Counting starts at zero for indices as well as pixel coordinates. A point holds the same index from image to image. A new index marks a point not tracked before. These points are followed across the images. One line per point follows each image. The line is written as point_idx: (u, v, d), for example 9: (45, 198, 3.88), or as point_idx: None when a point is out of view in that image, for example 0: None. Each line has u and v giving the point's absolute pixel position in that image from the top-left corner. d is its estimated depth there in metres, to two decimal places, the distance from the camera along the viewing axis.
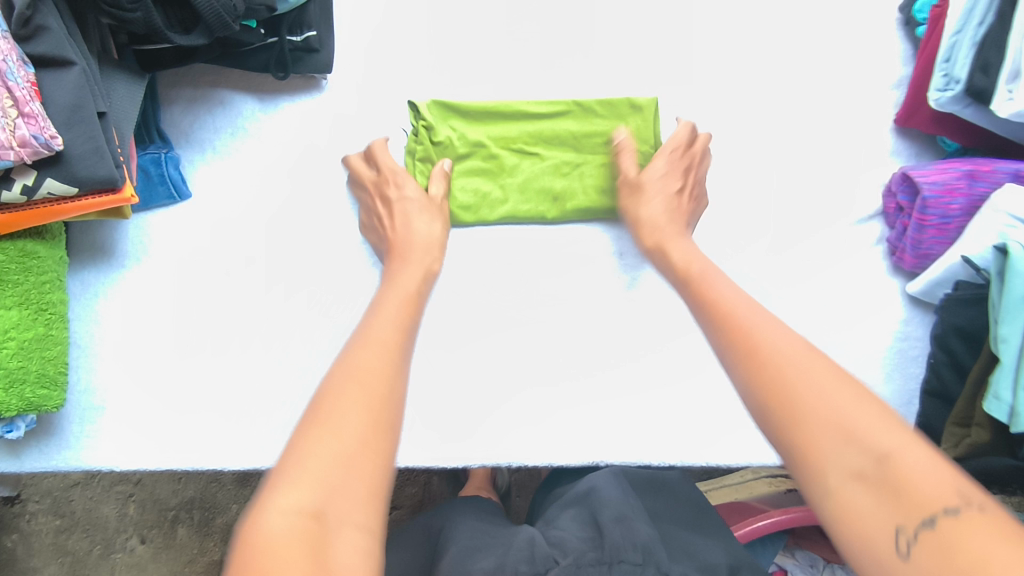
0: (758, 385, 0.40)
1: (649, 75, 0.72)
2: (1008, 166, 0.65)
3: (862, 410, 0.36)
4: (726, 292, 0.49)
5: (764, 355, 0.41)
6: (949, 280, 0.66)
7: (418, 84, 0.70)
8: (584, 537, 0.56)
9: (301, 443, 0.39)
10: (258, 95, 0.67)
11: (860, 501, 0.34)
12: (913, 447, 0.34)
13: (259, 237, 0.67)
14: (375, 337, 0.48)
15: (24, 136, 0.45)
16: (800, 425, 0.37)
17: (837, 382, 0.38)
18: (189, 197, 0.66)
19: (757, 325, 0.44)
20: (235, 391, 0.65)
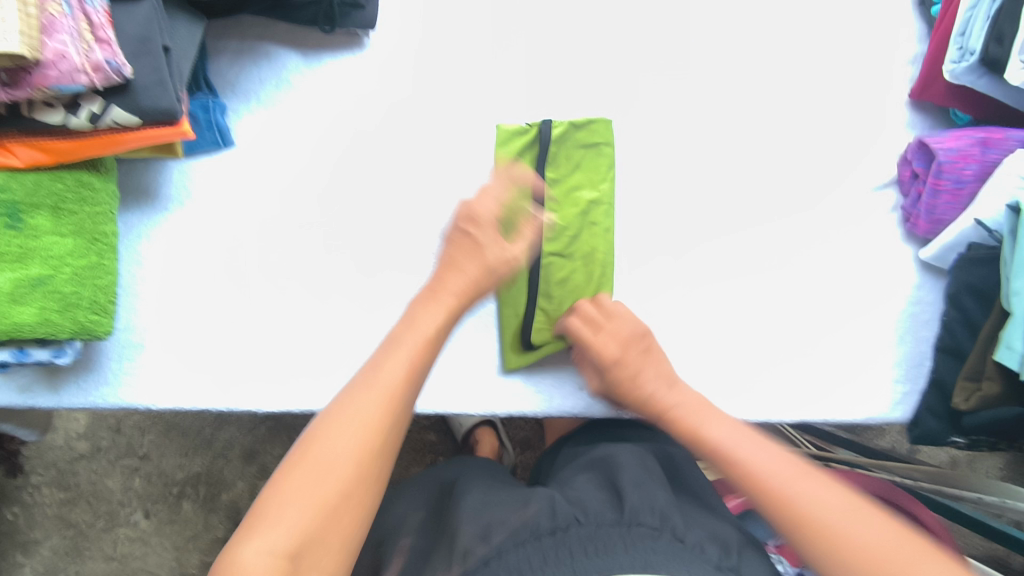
0: (778, 504, 0.46)
1: (674, 48, 0.75)
2: (1019, 134, 0.68)
3: (856, 521, 0.44)
4: (685, 394, 0.56)
5: (769, 483, 0.46)
6: (962, 243, 0.69)
7: (455, 45, 0.72)
8: (602, 500, 0.62)
9: (291, 472, 0.43)
10: (301, 50, 0.69)
11: None
12: (898, 535, 0.43)
13: (299, 186, 0.68)
14: (377, 383, 0.47)
15: (97, 61, 0.48)
16: (830, 542, 0.43)
17: (859, 509, 0.44)
18: (232, 146, 0.68)
19: (743, 448, 0.49)
20: (270, 336, 0.66)
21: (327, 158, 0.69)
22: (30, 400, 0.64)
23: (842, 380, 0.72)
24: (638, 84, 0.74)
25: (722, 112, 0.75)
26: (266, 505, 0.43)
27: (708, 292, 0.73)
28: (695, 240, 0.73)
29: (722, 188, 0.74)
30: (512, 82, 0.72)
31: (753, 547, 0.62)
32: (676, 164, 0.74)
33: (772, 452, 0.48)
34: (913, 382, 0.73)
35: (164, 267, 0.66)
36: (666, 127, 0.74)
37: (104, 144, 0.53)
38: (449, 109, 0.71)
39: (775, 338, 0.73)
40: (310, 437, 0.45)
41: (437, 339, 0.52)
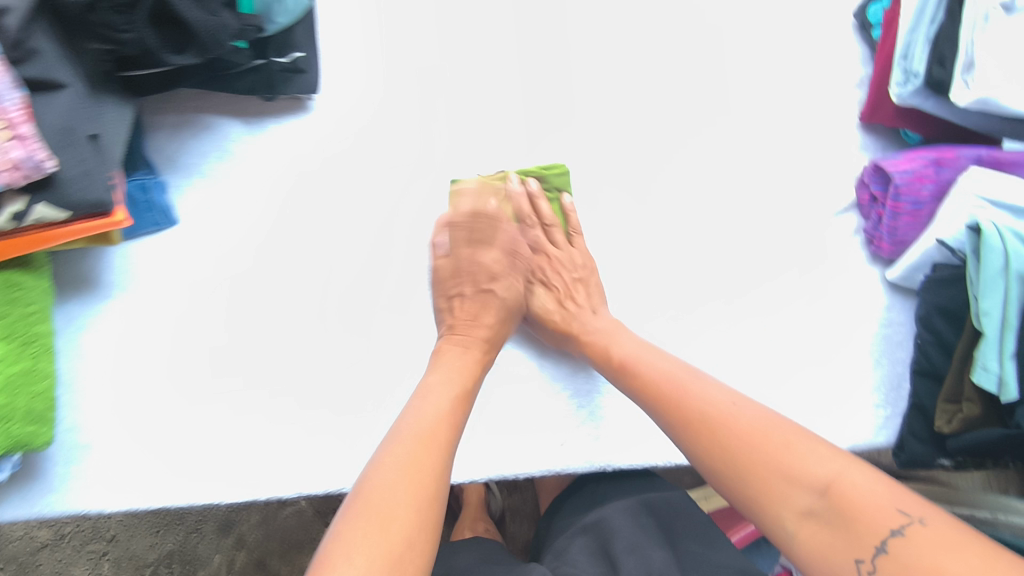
0: (710, 455, 0.51)
1: (626, 88, 0.75)
2: (970, 151, 0.69)
3: (801, 451, 0.48)
4: (655, 364, 0.59)
5: (721, 431, 0.51)
6: (926, 263, 0.69)
7: (405, 100, 0.70)
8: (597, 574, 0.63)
9: (357, 522, 0.45)
10: (243, 118, 0.67)
11: (822, 538, 0.44)
12: (860, 478, 0.46)
13: (252, 259, 0.65)
14: (432, 411, 0.54)
15: (14, 159, 0.45)
16: (762, 479, 0.48)
17: (778, 436, 0.49)
18: (175, 223, 0.64)
19: (701, 404, 0.54)
20: (230, 423, 0.62)
21: (277, 228, 0.66)
22: None
23: (826, 409, 0.71)
24: (593, 126, 0.73)
25: (681, 149, 0.75)
26: (332, 554, 0.44)
27: (683, 332, 0.71)
28: (667, 280, 0.72)
29: (688, 225, 0.74)
30: (466, 135, 0.71)
31: None
32: (639, 204, 0.73)
33: (718, 385, 0.56)
34: (895, 406, 0.72)
35: (106, 358, 0.62)
36: (627, 173, 0.74)
37: (33, 242, 0.50)
38: (404, 167, 0.69)
39: (756, 373, 0.71)
40: (362, 496, 0.47)
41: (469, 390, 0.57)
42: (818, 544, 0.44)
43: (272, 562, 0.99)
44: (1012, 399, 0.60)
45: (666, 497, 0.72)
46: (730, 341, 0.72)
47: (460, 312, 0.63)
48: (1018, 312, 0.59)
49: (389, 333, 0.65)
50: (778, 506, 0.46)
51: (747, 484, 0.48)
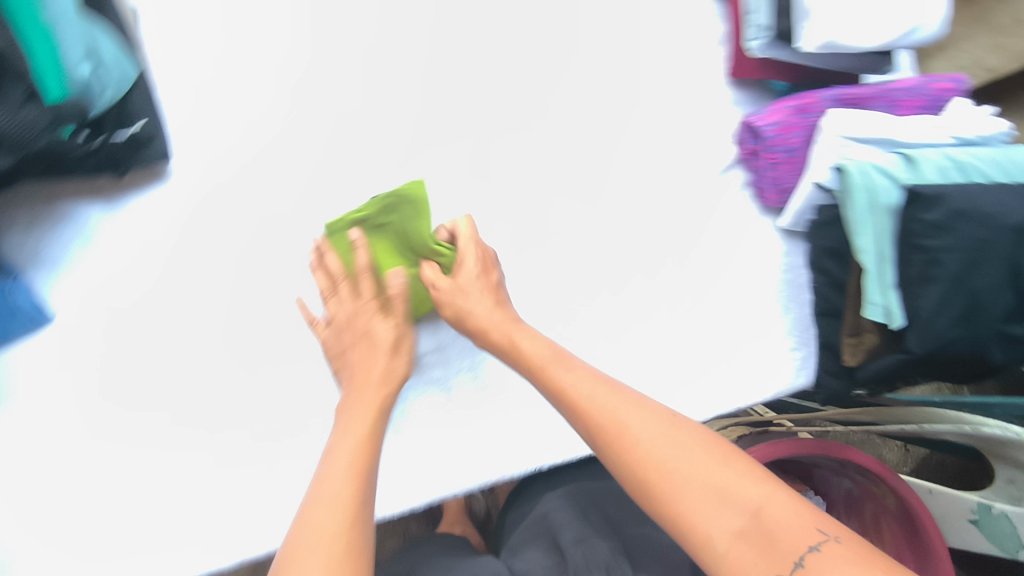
0: (635, 469, 0.47)
1: (492, 86, 0.73)
2: (829, 92, 0.70)
3: (726, 472, 0.45)
4: (571, 377, 0.54)
5: (643, 445, 0.48)
6: (810, 207, 0.71)
7: (268, 144, 0.68)
8: (549, 564, 0.63)
9: None
10: (102, 198, 0.64)
11: (746, 559, 0.42)
12: (776, 494, 0.44)
13: (141, 341, 0.63)
14: (336, 472, 0.49)
15: None
16: (686, 499, 0.45)
17: (710, 459, 0.46)
18: (51, 320, 0.62)
19: (622, 414, 0.50)
20: (151, 510, 0.61)
21: (161, 303, 0.64)
22: None
23: (743, 365, 0.73)
24: (466, 130, 0.72)
25: (559, 135, 0.74)
26: None
27: (595, 318, 0.71)
28: (572, 272, 0.72)
29: (579, 211, 0.73)
30: (335, 167, 0.69)
31: None
32: (528, 203, 0.72)
33: (637, 397, 0.52)
34: (807, 346, 0.74)
35: (6, 473, 0.60)
36: (511, 171, 0.72)
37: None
38: (278, 213, 0.67)
39: (672, 345, 0.72)
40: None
41: (379, 424, 0.55)
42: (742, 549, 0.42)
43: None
44: (900, 325, 0.62)
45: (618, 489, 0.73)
46: (643, 319, 0.72)
47: (364, 356, 0.60)
48: (891, 244, 0.62)
49: (299, 384, 0.65)
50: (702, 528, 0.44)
51: (670, 501, 0.45)
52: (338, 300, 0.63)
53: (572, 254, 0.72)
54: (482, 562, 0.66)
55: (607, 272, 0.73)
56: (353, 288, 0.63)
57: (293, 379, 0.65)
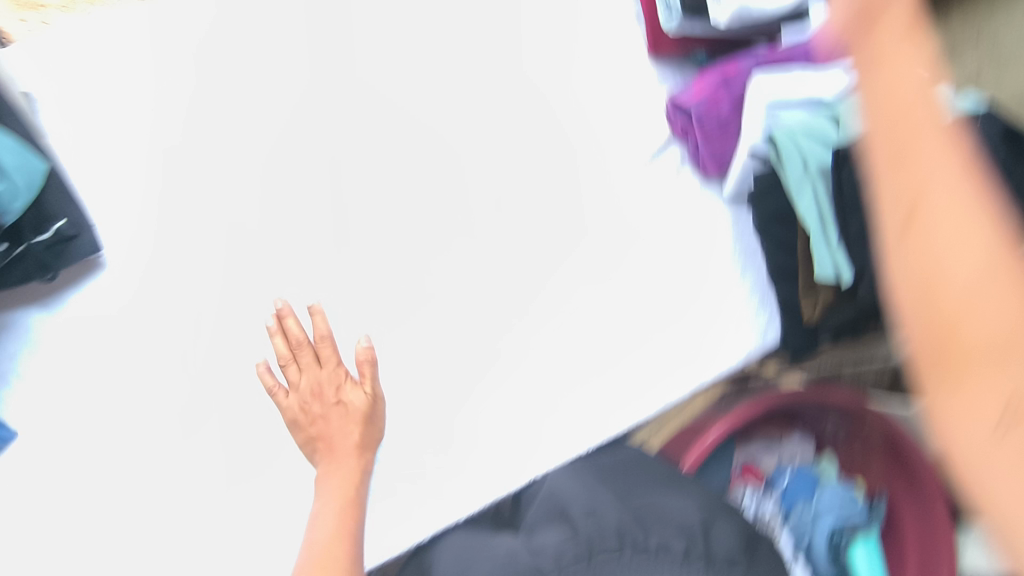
0: (925, 292, 0.40)
1: (417, 109, 0.71)
2: (749, 60, 0.71)
3: (1004, 312, 0.38)
4: (938, 173, 0.40)
5: (943, 274, 0.39)
6: (749, 175, 0.71)
7: (202, 214, 0.66)
8: (567, 539, 0.55)
9: None
10: (41, 301, 0.63)
11: (965, 402, 0.39)
12: None
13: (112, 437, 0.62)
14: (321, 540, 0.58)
15: None
16: (964, 338, 0.38)
17: (1006, 282, 0.38)
18: (14, 435, 0.61)
19: (942, 236, 0.39)
20: None
21: (125, 397, 0.63)
22: None
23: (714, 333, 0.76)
24: (401, 160, 0.70)
25: (496, 150, 0.73)
26: None
27: (559, 321, 0.73)
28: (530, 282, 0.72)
29: (530, 225, 0.73)
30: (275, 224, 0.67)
31: (721, 520, 0.59)
32: (474, 222, 0.72)
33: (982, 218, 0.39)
34: (769, 306, 0.76)
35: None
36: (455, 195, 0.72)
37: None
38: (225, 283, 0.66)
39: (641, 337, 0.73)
40: None
41: (358, 493, 0.63)
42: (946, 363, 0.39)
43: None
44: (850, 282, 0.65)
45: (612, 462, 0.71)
46: (605, 313, 0.74)
47: (338, 427, 0.65)
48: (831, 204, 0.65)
49: (284, 448, 0.65)
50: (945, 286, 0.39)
51: (949, 310, 0.39)
52: (300, 369, 0.65)
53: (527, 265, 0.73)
54: (489, 545, 0.60)
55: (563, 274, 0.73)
56: (314, 359, 0.66)
57: (276, 445, 0.65)
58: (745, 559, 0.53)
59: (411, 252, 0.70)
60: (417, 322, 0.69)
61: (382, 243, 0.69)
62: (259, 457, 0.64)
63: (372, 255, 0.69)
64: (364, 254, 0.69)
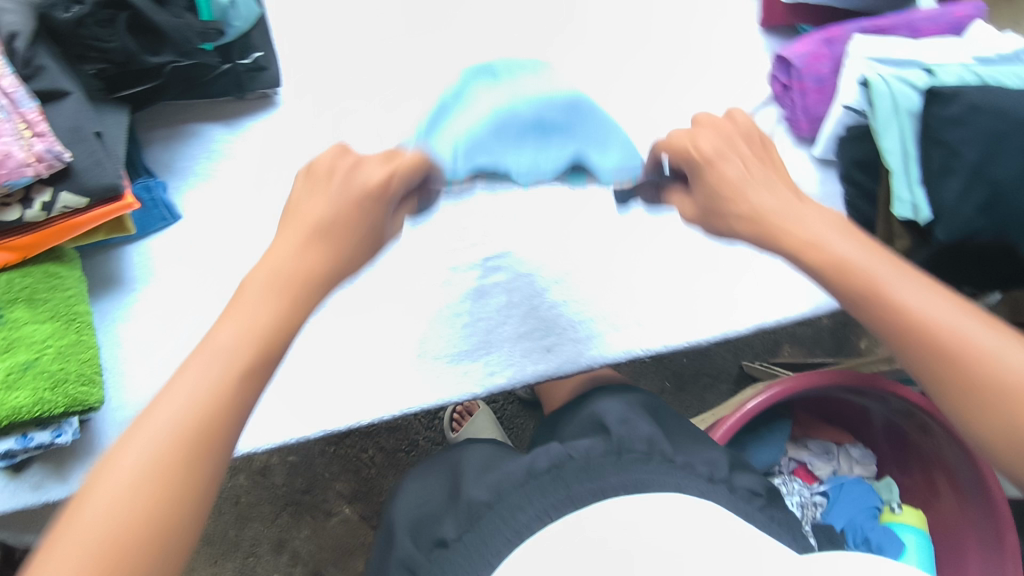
0: (871, 294, 0.50)
1: (542, 49, 0.83)
2: (854, 25, 0.76)
3: (897, 280, 0.50)
4: (914, 298, 0.49)
5: (896, 299, 0.49)
6: (840, 130, 0.76)
7: (355, 90, 0.80)
8: (600, 441, 0.60)
9: (131, 464, 0.40)
10: (223, 121, 0.77)
11: (916, 298, 0.48)
12: (914, 289, 0.49)
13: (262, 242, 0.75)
14: (222, 328, 0.46)
15: (39, 151, 0.55)
16: (883, 295, 0.49)
17: (897, 274, 0.50)
18: (180, 218, 0.75)
19: (918, 303, 0.48)
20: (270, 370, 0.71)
21: (222, 197, 0.76)
22: (43, 496, 0.68)
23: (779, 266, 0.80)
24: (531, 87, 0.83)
25: (572, 26, 0.84)
26: (79, 507, 0.40)
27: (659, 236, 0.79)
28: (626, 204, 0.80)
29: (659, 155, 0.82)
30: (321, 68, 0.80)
31: (744, 468, 0.66)
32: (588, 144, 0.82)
33: (913, 290, 0.49)
34: None
35: (149, 309, 0.73)
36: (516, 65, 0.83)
37: (31, 243, 0.60)
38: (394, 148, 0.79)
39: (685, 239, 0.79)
40: (144, 419, 0.42)
41: (265, 333, 0.46)
42: (917, 323, 0.48)
43: (256, 563, 1.17)
44: (928, 221, 0.66)
45: (649, 398, 0.73)
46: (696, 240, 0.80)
47: (223, 327, 0.46)
48: (915, 143, 0.67)
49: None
50: (826, 245, 0.52)
51: (866, 286, 0.50)
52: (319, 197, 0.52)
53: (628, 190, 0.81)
54: (462, 462, 0.65)
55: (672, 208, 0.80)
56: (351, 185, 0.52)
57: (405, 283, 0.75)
58: (764, 493, 0.63)
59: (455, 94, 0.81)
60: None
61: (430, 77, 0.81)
62: None
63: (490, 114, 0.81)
64: None
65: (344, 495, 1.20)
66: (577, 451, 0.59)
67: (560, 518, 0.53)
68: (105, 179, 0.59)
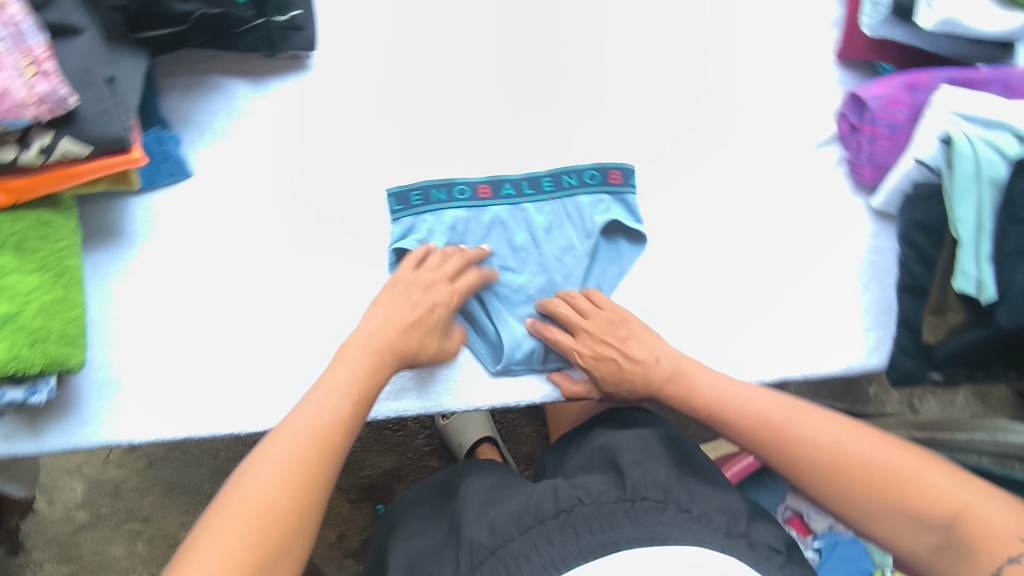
0: (796, 443, 0.56)
1: (594, 54, 0.79)
2: (942, 74, 0.70)
3: (828, 428, 0.56)
4: (819, 435, 0.56)
5: (806, 446, 0.55)
6: (906, 184, 0.70)
7: (394, 68, 0.76)
8: (612, 484, 0.58)
9: (227, 521, 0.48)
10: (249, 78, 0.73)
11: (875, 454, 0.53)
12: (835, 428, 0.56)
13: (273, 212, 0.71)
14: (291, 425, 0.54)
15: (41, 92, 0.50)
16: (804, 444, 0.56)
17: (851, 436, 0.55)
18: (191, 175, 0.70)
19: (833, 441, 0.55)
20: (262, 352, 0.68)
21: (237, 159, 0.71)
22: (13, 449, 0.65)
23: (818, 319, 0.74)
24: (576, 92, 0.78)
25: (632, 39, 0.80)
26: (191, 552, 0.47)
27: (691, 268, 0.74)
28: (662, 228, 0.76)
29: (703, 181, 0.77)
30: (361, 39, 0.76)
31: (765, 519, 0.61)
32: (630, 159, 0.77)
33: (823, 423, 0.57)
34: (883, 304, 0.74)
35: (148, 269, 0.68)
36: (564, 65, 0.79)
37: (26, 187, 0.55)
38: (423, 136, 0.75)
39: (718, 273, 0.75)
40: (237, 492, 0.50)
41: (366, 384, 0.58)
42: (835, 466, 0.54)
43: None
44: (991, 300, 0.60)
45: (672, 433, 0.70)
46: (730, 278, 0.75)
47: (274, 447, 0.53)
48: (992, 215, 0.61)
49: (329, 233, 0.71)
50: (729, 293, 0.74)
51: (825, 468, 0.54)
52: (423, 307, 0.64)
53: (663, 214, 0.76)
54: (462, 498, 0.63)
55: (710, 241, 0.75)
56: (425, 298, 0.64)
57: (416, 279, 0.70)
58: (785, 549, 0.57)
59: (497, 89, 0.77)
60: (482, 158, 0.75)
61: (472, 66, 0.77)
62: (307, 243, 0.71)
63: (529, 115, 0.77)
64: (553, 149, 0.76)
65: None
66: (591, 496, 0.56)
67: (568, 571, 0.51)
68: (111, 130, 0.54)
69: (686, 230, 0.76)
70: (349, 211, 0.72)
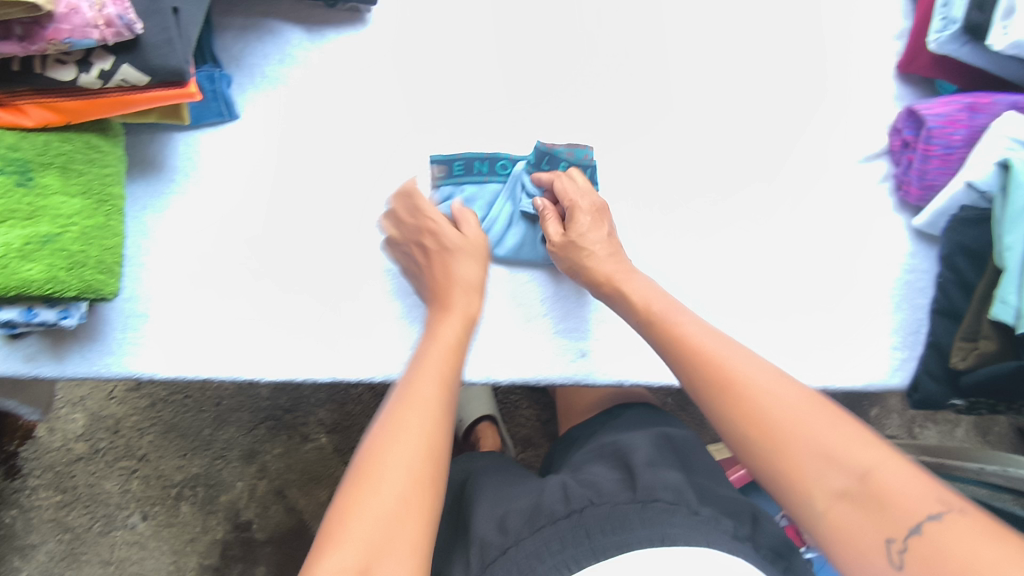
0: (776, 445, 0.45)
1: (654, 42, 0.78)
2: (1005, 98, 0.69)
3: (820, 423, 0.45)
4: (780, 403, 0.46)
5: (793, 454, 0.44)
6: (952, 209, 0.70)
7: (451, 34, 0.75)
8: (621, 485, 0.58)
9: (362, 482, 0.46)
10: (306, 27, 0.72)
11: (851, 518, 0.41)
12: (835, 428, 0.44)
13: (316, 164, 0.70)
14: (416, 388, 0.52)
15: (109, 15, 0.49)
16: (796, 446, 0.44)
17: (851, 439, 0.43)
18: (237, 118, 0.70)
19: (820, 445, 0.44)
20: (289, 302, 0.68)
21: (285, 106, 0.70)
22: (34, 369, 0.65)
23: (846, 331, 0.73)
24: (632, 78, 0.77)
25: (694, 31, 0.79)
26: (332, 525, 0.44)
27: (725, 267, 0.74)
28: (701, 224, 0.75)
29: (748, 181, 0.77)
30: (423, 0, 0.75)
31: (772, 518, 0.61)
32: (677, 151, 0.76)
33: (830, 430, 0.44)
34: (914, 324, 0.74)
35: (184, 207, 0.68)
36: (621, 50, 0.77)
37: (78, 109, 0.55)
38: (473, 105, 0.74)
39: (748, 276, 0.74)
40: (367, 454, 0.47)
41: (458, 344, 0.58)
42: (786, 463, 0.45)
43: (223, 466, 1.06)
44: None
45: (680, 432, 0.69)
46: (764, 282, 0.74)
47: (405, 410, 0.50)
48: None
49: (370, 190, 0.71)
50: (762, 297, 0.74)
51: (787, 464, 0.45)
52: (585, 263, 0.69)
53: (706, 209, 0.75)
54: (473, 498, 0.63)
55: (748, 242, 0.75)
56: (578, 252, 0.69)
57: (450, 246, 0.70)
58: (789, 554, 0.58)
59: (551, 66, 0.76)
60: (530, 133, 0.74)
61: (529, 41, 0.76)
62: (347, 200, 0.70)
63: (582, 96, 0.76)
64: (602, 132, 0.75)
65: (325, 423, 1.08)
66: (601, 497, 0.56)
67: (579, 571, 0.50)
68: (172, 61, 0.53)
69: (725, 229, 0.75)
70: (392, 171, 0.71)
